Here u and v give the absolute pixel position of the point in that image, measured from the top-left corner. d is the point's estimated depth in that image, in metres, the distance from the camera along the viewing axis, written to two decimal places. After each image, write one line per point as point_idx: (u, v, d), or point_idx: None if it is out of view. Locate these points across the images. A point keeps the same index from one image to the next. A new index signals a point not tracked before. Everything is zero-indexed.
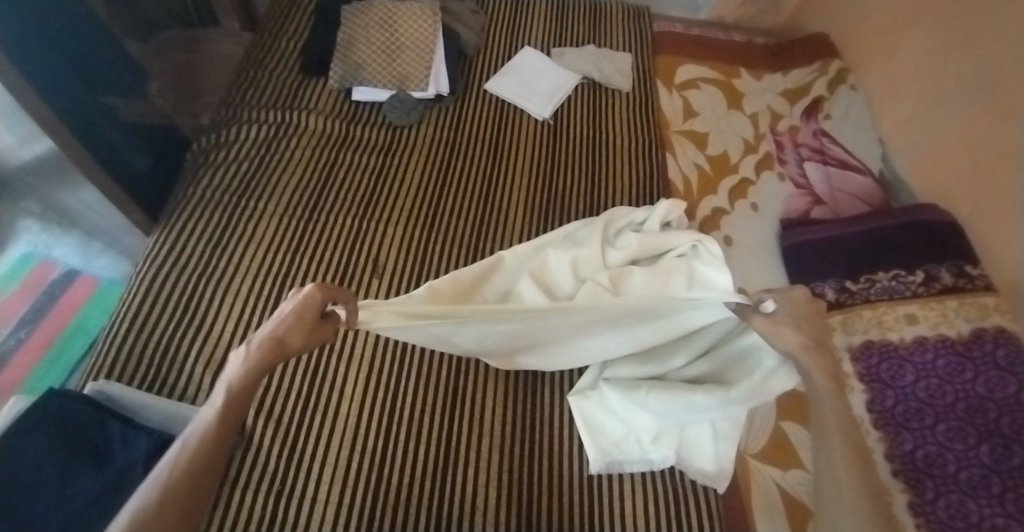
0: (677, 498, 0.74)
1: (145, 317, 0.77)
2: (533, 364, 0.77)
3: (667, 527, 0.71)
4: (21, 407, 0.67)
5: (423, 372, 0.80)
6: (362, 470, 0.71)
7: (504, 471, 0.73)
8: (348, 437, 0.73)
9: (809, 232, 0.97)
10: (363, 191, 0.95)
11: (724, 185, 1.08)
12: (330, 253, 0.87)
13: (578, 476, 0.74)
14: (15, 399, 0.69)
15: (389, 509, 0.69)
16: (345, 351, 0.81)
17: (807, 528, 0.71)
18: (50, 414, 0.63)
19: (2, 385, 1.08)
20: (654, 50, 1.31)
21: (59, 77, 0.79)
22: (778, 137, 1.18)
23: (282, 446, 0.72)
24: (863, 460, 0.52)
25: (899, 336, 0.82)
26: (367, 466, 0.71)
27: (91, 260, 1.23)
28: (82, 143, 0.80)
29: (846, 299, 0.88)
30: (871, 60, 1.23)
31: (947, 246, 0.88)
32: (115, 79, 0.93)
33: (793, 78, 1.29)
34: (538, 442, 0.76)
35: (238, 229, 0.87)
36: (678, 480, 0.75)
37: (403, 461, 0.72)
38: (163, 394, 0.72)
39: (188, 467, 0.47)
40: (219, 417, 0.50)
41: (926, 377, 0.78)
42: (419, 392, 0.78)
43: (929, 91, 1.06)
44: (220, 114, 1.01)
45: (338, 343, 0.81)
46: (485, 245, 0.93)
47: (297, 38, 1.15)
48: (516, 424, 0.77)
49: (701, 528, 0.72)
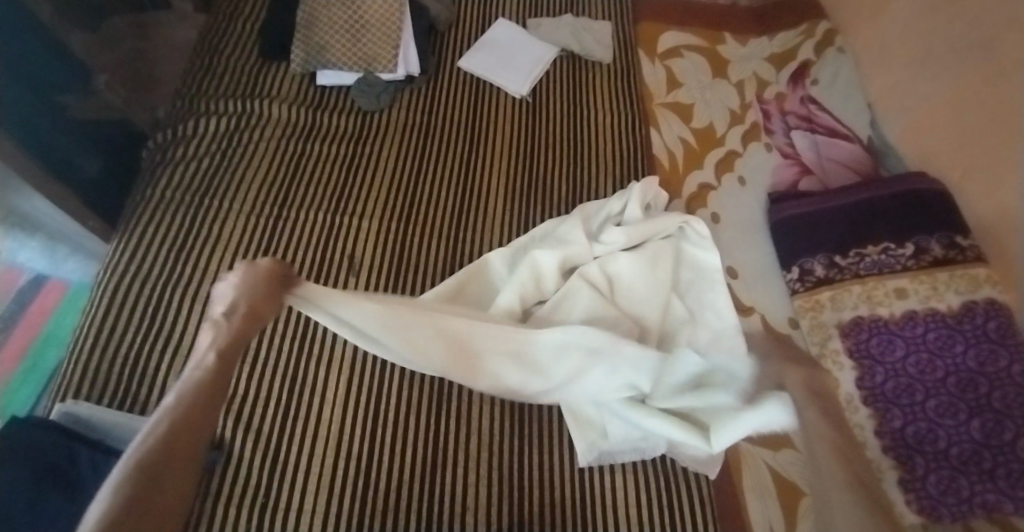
0: (669, 486, 0.73)
1: (111, 332, 0.74)
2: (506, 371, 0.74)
3: (660, 515, 0.71)
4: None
5: (408, 373, 0.78)
6: (349, 477, 0.69)
7: (496, 469, 0.72)
8: (331, 444, 0.72)
9: (799, 206, 0.94)
10: (334, 183, 0.91)
11: (709, 159, 1.05)
12: (303, 252, 0.84)
13: (569, 469, 0.73)
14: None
15: (378, 514, 0.67)
16: (324, 355, 0.78)
17: (798, 507, 0.72)
18: (10, 442, 0.60)
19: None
20: (635, 17, 1.26)
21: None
22: (765, 106, 1.15)
23: (265, 456, 0.70)
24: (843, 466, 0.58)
25: (889, 311, 0.81)
26: (353, 473, 0.70)
27: (58, 264, 1.19)
28: (25, 150, 0.76)
29: (836, 275, 0.86)
30: (859, 19, 1.18)
31: (940, 215, 0.85)
32: (59, 77, 0.88)
33: (779, 41, 1.25)
34: (530, 437, 0.75)
35: (201, 232, 0.83)
36: (670, 467, 0.74)
37: (390, 465, 0.71)
38: (135, 410, 0.70)
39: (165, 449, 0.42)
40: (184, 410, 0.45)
41: (916, 351, 0.77)
42: (407, 394, 0.76)
43: (919, 51, 1.02)
44: (177, 107, 0.96)
45: (317, 347, 0.78)
46: (466, 234, 0.89)
47: (254, 20, 1.08)
48: (506, 420, 0.76)
49: (695, 515, 0.71)
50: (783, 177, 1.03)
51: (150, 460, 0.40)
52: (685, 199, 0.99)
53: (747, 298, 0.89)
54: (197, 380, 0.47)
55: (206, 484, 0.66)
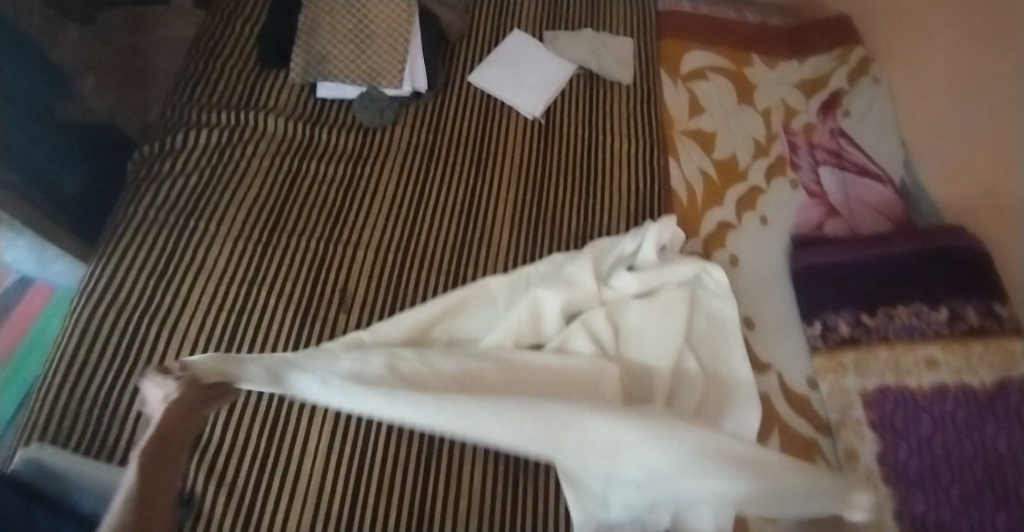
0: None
1: (82, 366, 0.69)
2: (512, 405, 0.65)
3: None
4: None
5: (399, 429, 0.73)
6: None
7: None
8: (308, 503, 0.67)
9: (825, 255, 0.88)
10: (329, 207, 0.85)
11: (730, 195, 0.99)
12: (291, 283, 0.78)
13: None
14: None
15: None
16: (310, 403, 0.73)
17: None
18: None
19: None
20: (659, 34, 1.18)
21: None
22: (792, 137, 1.08)
23: (236, 514, 0.65)
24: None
25: (917, 381, 0.75)
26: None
27: (46, 266, 1.10)
28: None
29: (861, 336, 0.80)
30: (897, 49, 1.11)
31: (978, 279, 0.79)
32: None
33: (810, 67, 1.18)
34: (524, 507, 0.68)
35: (183, 257, 0.77)
36: None
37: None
38: (100, 456, 0.64)
39: None
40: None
41: (943, 430, 0.71)
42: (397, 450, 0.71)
43: (961, 89, 0.95)
44: (167, 116, 0.90)
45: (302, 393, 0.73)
46: (467, 270, 0.83)
47: (253, 21, 1.01)
48: (500, 486, 0.69)
49: None
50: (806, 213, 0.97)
51: None
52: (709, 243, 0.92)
53: (763, 354, 0.83)
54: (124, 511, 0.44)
55: None
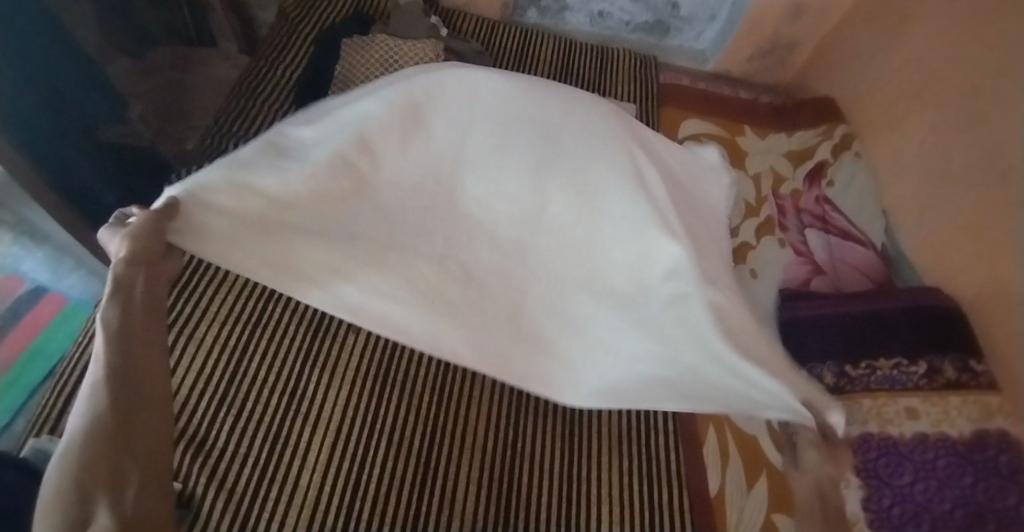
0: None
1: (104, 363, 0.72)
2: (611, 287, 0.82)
3: None
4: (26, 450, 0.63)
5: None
6: (331, 512, 0.67)
7: (483, 522, 0.70)
8: (319, 476, 0.70)
9: (810, 307, 0.94)
10: (306, 355, 0.79)
11: (749, 224, 1.12)
12: (247, 433, 0.70)
13: (571, 510, 0.73)
14: (29, 443, 0.64)
15: None
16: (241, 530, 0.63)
17: None
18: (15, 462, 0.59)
19: None
20: (659, 101, 1.29)
21: (18, 104, 0.81)
22: (780, 201, 1.17)
23: (256, 464, 0.68)
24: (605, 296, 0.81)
25: (899, 430, 0.78)
26: None
27: (60, 277, 1.16)
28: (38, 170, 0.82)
29: (845, 385, 0.84)
30: (877, 127, 1.21)
31: (950, 338, 0.84)
32: (82, 105, 0.97)
33: (797, 140, 1.27)
34: (515, 498, 0.73)
35: (233, 311, 0.80)
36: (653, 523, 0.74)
37: None
38: None
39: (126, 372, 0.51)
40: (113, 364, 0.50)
41: (924, 478, 0.74)
42: None
43: (938, 167, 1.03)
44: (203, 143, 0.96)
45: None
46: (435, 440, 0.76)
47: (293, 67, 1.10)
48: (489, 503, 0.72)
49: None
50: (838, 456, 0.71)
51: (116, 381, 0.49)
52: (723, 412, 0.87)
53: None
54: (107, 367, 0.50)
55: None
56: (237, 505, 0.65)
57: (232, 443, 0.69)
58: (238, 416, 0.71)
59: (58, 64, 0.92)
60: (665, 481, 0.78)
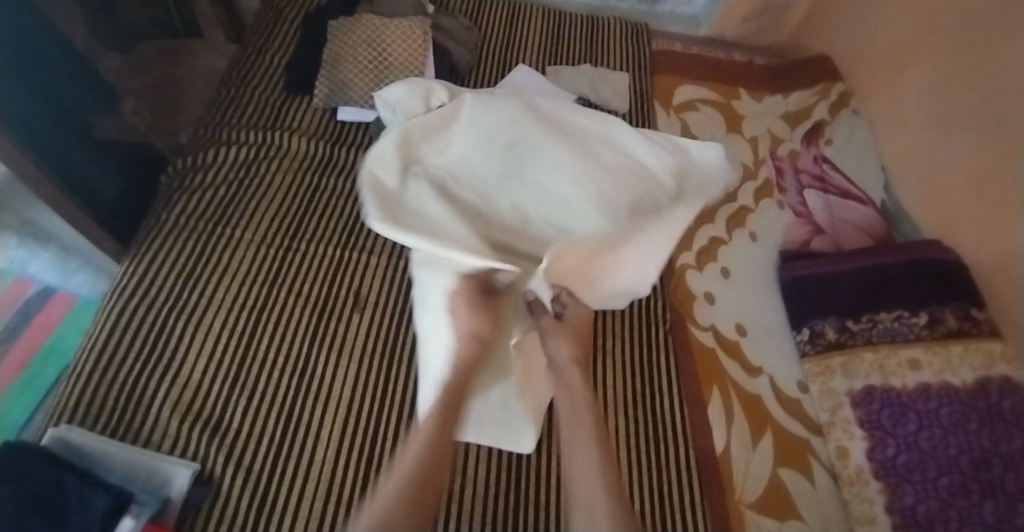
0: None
1: (114, 355, 0.72)
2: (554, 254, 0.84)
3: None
4: (47, 439, 0.64)
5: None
6: (347, 484, 0.68)
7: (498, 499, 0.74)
8: (333, 450, 0.70)
9: (810, 266, 0.94)
10: (310, 332, 0.78)
11: (748, 187, 1.12)
12: (259, 414, 0.71)
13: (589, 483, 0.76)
14: (47, 433, 0.65)
15: None
16: (263, 506, 0.65)
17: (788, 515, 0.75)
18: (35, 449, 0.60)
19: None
20: (653, 69, 1.28)
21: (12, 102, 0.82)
22: (778, 163, 1.16)
23: (270, 443, 0.69)
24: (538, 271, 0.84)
25: (902, 382, 0.79)
26: None
27: (68, 276, 1.17)
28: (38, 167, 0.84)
29: (847, 340, 0.85)
30: (874, 83, 1.20)
31: (951, 288, 0.84)
32: (77, 101, 0.97)
33: (794, 100, 1.26)
34: (528, 470, 0.77)
35: (238, 294, 0.79)
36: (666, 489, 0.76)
37: None
38: (126, 439, 0.68)
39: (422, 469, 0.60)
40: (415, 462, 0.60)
41: (929, 427, 0.75)
42: None
43: (937, 119, 1.02)
44: (199, 135, 0.96)
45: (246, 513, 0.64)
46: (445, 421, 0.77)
47: (281, 53, 1.09)
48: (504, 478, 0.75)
49: None
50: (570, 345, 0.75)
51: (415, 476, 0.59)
52: (725, 375, 0.87)
53: (756, 359, 0.89)
54: (415, 470, 0.60)
55: (190, 524, 0.63)
56: (256, 485, 0.66)
57: (247, 424, 0.70)
58: (251, 398, 0.72)
59: (49, 61, 0.93)
60: (672, 440, 0.80)
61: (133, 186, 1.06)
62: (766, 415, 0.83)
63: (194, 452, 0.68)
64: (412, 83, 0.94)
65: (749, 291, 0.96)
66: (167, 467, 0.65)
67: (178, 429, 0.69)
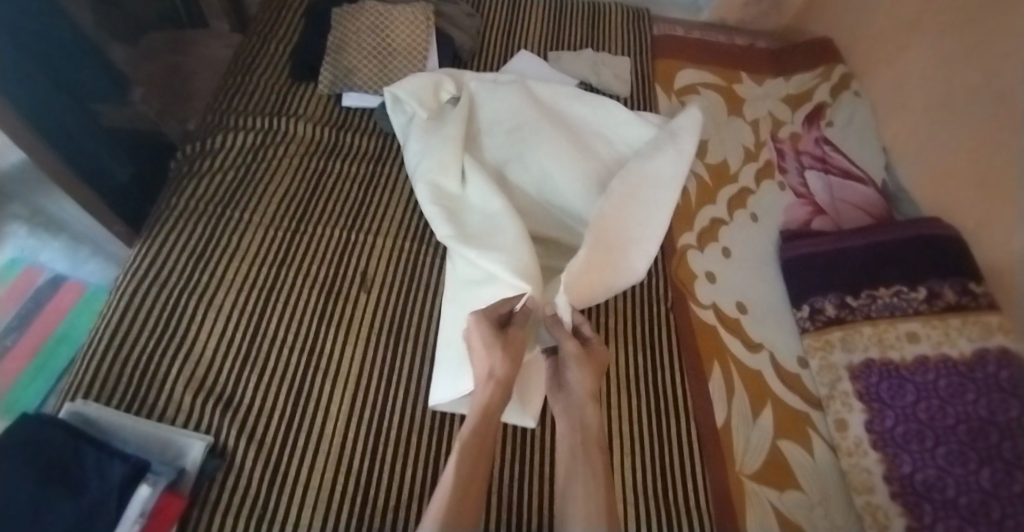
0: (668, 504, 0.75)
1: (129, 333, 0.74)
2: (559, 232, 0.90)
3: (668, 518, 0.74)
4: (65, 414, 0.67)
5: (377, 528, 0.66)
6: (357, 455, 0.70)
7: (508, 470, 0.75)
8: (342, 423, 0.72)
9: (811, 244, 0.95)
10: (318, 310, 0.80)
11: (749, 168, 1.13)
12: (272, 390, 0.73)
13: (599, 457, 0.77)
14: (65, 407, 0.67)
15: (386, 484, 0.69)
16: (278, 477, 0.68)
17: (786, 485, 0.77)
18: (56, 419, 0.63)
19: (11, 365, 1.08)
20: (654, 54, 1.29)
21: (26, 90, 0.84)
22: (779, 145, 1.17)
23: (283, 417, 0.72)
24: (552, 255, 0.89)
25: (900, 355, 0.80)
26: (354, 519, 0.66)
27: (79, 265, 1.19)
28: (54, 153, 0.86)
29: (846, 315, 0.86)
30: (874, 65, 1.20)
31: (950, 263, 0.85)
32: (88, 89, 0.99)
33: (795, 83, 1.27)
34: (538, 442, 0.78)
35: (247, 274, 0.81)
36: (669, 464, 0.78)
37: (391, 506, 0.67)
38: (143, 412, 0.70)
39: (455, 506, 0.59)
40: (456, 499, 0.60)
41: (926, 398, 0.76)
42: (404, 486, 0.69)
43: (938, 99, 1.03)
44: (207, 121, 0.98)
45: (261, 485, 0.67)
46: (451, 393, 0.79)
47: (286, 41, 1.11)
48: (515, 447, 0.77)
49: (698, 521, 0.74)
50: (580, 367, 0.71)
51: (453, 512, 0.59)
52: (725, 350, 0.88)
53: (757, 335, 0.90)
54: (453, 506, 0.59)
55: (206, 492, 0.65)
56: (271, 457, 0.69)
57: (259, 399, 0.72)
58: (263, 373, 0.74)
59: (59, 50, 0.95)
60: (674, 414, 0.82)
61: (144, 171, 1.08)
62: (766, 389, 0.85)
63: (207, 424, 0.70)
64: (420, 77, 0.98)
65: (750, 270, 0.98)
66: (183, 439, 0.67)
67: (192, 402, 0.71)
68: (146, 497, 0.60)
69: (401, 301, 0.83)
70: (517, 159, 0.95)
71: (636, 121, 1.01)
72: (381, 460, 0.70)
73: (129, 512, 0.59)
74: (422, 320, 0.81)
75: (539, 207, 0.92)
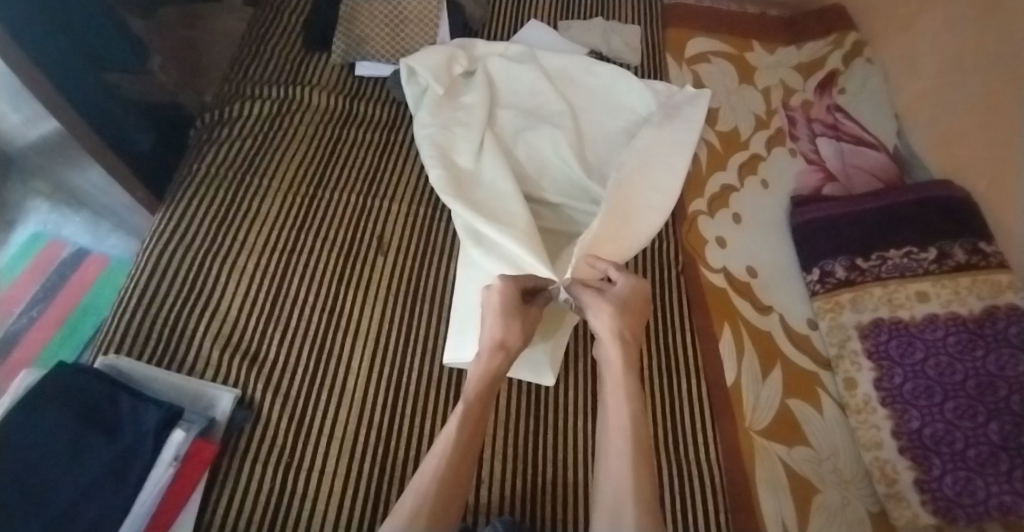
0: (679, 458, 0.77)
1: (156, 293, 0.76)
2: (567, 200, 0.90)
3: (680, 471, 0.76)
4: (99, 365, 0.70)
5: (399, 476, 0.69)
6: (377, 409, 0.72)
7: (527, 426, 0.77)
8: (363, 380, 0.74)
9: (822, 209, 0.95)
10: (337, 273, 0.82)
11: (760, 136, 1.13)
12: (294, 348, 0.75)
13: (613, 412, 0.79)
14: (99, 359, 0.71)
15: (407, 436, 0.71)
16: (304, 428, 0.70)
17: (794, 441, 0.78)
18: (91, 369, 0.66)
19: (38, 335, 1.11)
20: (664, 23, 1.28)
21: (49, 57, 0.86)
22: (791, 113, 1.17)
23: (306, 373, 0.74)
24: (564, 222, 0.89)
25: (910, 314, 0.81)
26: (377, 469, 0.69)
27: (100, 239, 1.21)
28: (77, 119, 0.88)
29: (856, 277, 0.87)
30: (887, 31, 1.19)
31: (961, 224, 0.85)
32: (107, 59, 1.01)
33: (808, 51, 1.26)
34: (556, 399, 0.80)
35: (268, 238, 0.83)
36: (681, 420, 0.80)
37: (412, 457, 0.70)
38: (172, 367, 0.73)
39: (448, 477, 0.61)
40: (452, 469, 0.62)
41: (935, 355, 0.77)
42: (423, 437, 0.71)
43: (951, 63, 1.02)
44: (224, 90, 1.00)
45: (287, 436, 0.69)
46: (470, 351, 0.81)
47: (299, 11, 1.12)
48: (535, 402, 0.80)
49: (709, 474, 0.76)
50: (621, 327, 0.71)
51: (445, 478, 0.61)
52: (735, 311, 0.89)
53: (767, 299, 0.91)
54: (446, 478, 0.61)
55: (235, 441, 0.68)
56: (295, 411, 0.71)
57: (283, 357, 0.75)
58: (284, 332, 0.77)
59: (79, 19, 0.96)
60: (685, 374, 0.84)
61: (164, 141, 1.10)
62: (776, 349, 0.86)
63: (235, 379, 0.73)
64: (435, 50, 0.99)
65: (761, 237, 0.98)
66: (212, 392, 0.70)
67: (218, 358, 0.74)
68: (181, 441, 0.64)
69: (417, 264, 0.84)
70: (527, 129, 0.96)
71: (644, 90, 1.00)
72: (401, 413, 0.73)
73: (164, 455, 0.63)
74: (437, 282, 0.83)
75: (549, 176, 0.92)
